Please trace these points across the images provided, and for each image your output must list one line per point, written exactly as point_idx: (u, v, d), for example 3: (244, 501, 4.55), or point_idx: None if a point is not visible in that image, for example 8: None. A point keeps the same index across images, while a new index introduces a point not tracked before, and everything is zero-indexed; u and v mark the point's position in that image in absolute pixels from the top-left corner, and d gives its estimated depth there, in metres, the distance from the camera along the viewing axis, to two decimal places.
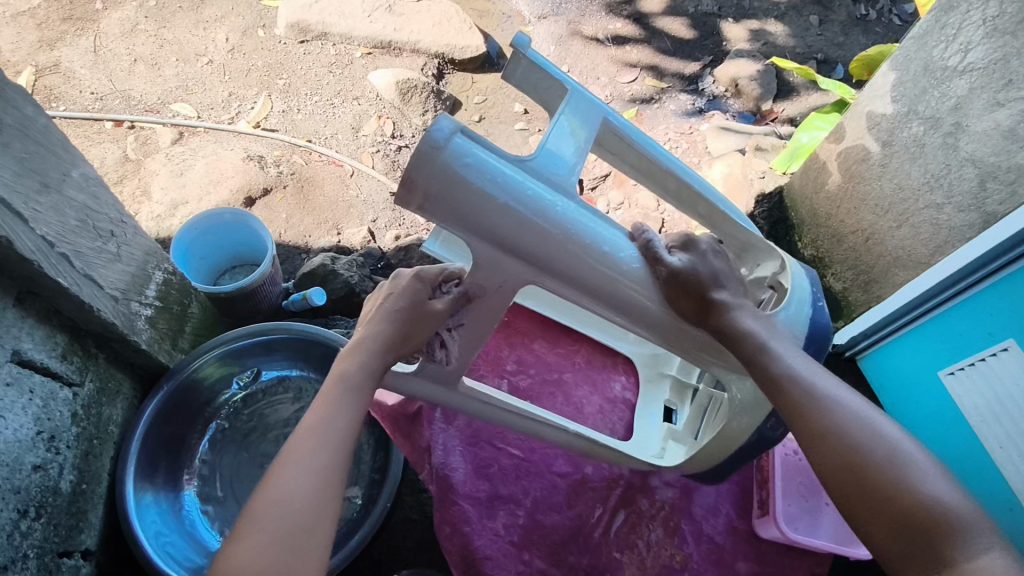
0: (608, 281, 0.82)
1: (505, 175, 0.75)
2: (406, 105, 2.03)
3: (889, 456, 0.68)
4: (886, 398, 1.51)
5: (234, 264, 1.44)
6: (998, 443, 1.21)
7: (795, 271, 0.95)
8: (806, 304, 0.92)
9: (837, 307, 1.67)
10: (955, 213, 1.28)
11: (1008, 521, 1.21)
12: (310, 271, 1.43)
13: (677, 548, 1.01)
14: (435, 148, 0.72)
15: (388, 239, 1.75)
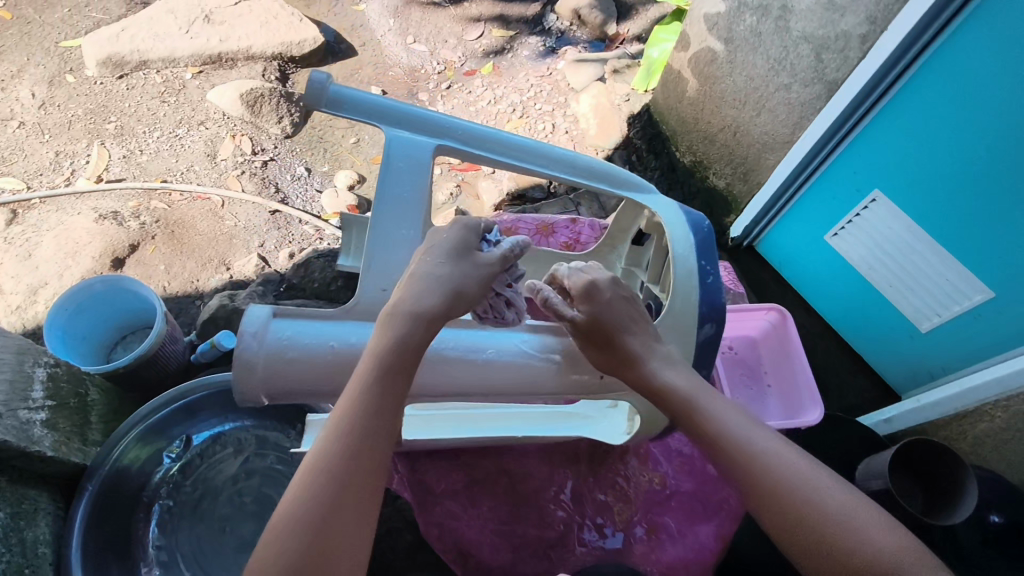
0: (481, 384, 0.84)
1: (334, 342, 0.77)
2: (258, 117, 1.91)
3: (842, 521, 0.64)
4: (787, 272, 1.63)
5: (124, 333, 1.32)
6: (887, 284, 1.34)
7: (682, 252, 0.92)
8: (694, 287, 0.91)
9: (724, 202, 1.75)
10: (802, 88, 1.36)
11: (909, 346, 1.38)
12: (211, 316, 1.39)
13: (653, 472, 1.07)
14: (252, 356, 0.74)
15: (282, 259, 1.67)
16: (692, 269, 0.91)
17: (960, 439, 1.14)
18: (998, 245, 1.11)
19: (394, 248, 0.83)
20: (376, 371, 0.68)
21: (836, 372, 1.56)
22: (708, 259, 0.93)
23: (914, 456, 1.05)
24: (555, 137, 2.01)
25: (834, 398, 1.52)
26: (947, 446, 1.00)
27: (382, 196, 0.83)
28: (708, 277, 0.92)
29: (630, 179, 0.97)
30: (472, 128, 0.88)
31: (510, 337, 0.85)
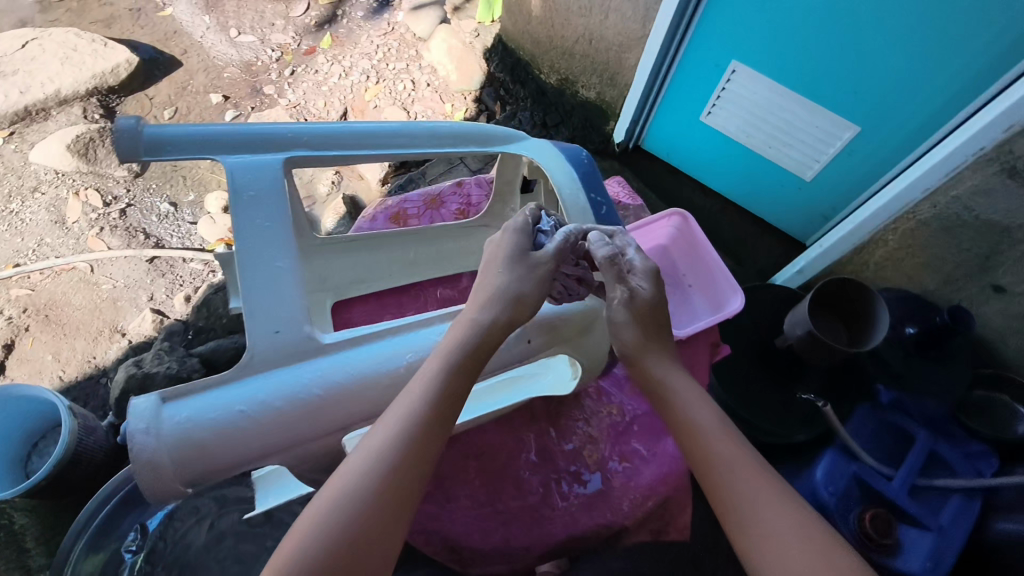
0: None
1: (242, 405, 0.65)
2: (96, 163, 1.74)
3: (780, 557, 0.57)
4: (676, 160, 1.67)
5: (34, 440, 1.20)
6: (767, 146, 1.40)
7: (571, 192, 0.92)
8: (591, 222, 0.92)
9: (599, 111, 1.74)
10: None
11: (799, 197, 1.46)
12: (124, 391, 1.30)
13: (609, 404, 1.06)
14: (151, 456, 0.61)
15: (179, 305, 1.56)
16: (584, 205, 0.92)
17: (864, 269, 1.25)
18: (855, 83, 1.16)
19: (273, 282, 0.71)
20: (444, 370, 0.68)
21: (747, 240, 1.64)
22: (596, 190, 0.94)
23: (829, 293, 1.11)
24: (419, 93, 1.93)
25: (747, 264, 1.62)
26: (855, 280, 1.06)
27: (243, 231, 0.72)
28: (600, 210, 0.93)
29: (495, 133, 0.93)
30: (316, 128, 0.81)
31: (425, 334, 0.76)
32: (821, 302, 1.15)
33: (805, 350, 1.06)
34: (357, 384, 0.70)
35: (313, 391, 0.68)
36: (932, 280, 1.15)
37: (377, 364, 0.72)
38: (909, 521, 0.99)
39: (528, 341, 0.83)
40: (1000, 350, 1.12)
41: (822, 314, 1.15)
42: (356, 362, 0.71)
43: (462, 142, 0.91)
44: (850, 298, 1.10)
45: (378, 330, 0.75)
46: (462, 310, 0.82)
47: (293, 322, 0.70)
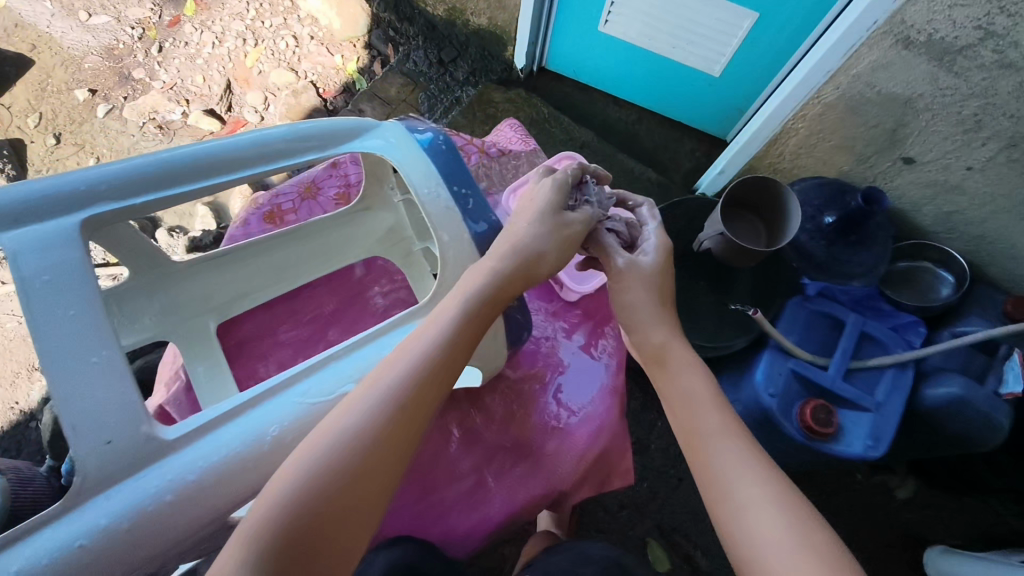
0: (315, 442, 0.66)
1: (84, 538, 0.53)
2: None
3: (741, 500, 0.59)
4: (583, 77, 1.58)
5: None
6: (671, 47, 1.33)
7: (428, 191, 0.81)
8: (459, 223, 0.81)
9: (495, 37, 1.60)
10: None
11: (713, 93, 1.42)
12: (51, 434, 1.23)
13: (543, 359, 1.03)
14: None
15: None
16: (447, 201, 0.81)
17: (781, 161, 1.22)
18: None
19: (91, 384, 0.57)
20: (443, 338, 0.63)
21: (667, 146, 1.58)
22: (457, 182, 0.84)
23: (741, 194, 1.10)
24: (304, 48, 1.81)
25: (673, 172, 1.57)
26: (765, 177, 1.04)
27: (40, 328, 0.57)
28: (464, 205, 0.83)
29: (341, 133, 0.80)
30: (122, 171, 0.68)
31: (287, 400, 0.66)
32: (735, 203, 1.13)
33: (726, 255, 1.05)
34: (223, 471, 0.60)
35: (176, 490, 0.57)
36: (846, 162, 1.13)
37: (237, 447, 0.61)
38: (847, 404, 1.03)
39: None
40: (918, 219, 1.12)
41: (736, 216, 1.14)
42: (219, 446, 0.61)
43: (302, 150, 0.77)
44: (762, 196, 1.08)
45: (235, 405, 0.64)
46: (331, 356, 0.71)
47: (124, 425, 0.57)
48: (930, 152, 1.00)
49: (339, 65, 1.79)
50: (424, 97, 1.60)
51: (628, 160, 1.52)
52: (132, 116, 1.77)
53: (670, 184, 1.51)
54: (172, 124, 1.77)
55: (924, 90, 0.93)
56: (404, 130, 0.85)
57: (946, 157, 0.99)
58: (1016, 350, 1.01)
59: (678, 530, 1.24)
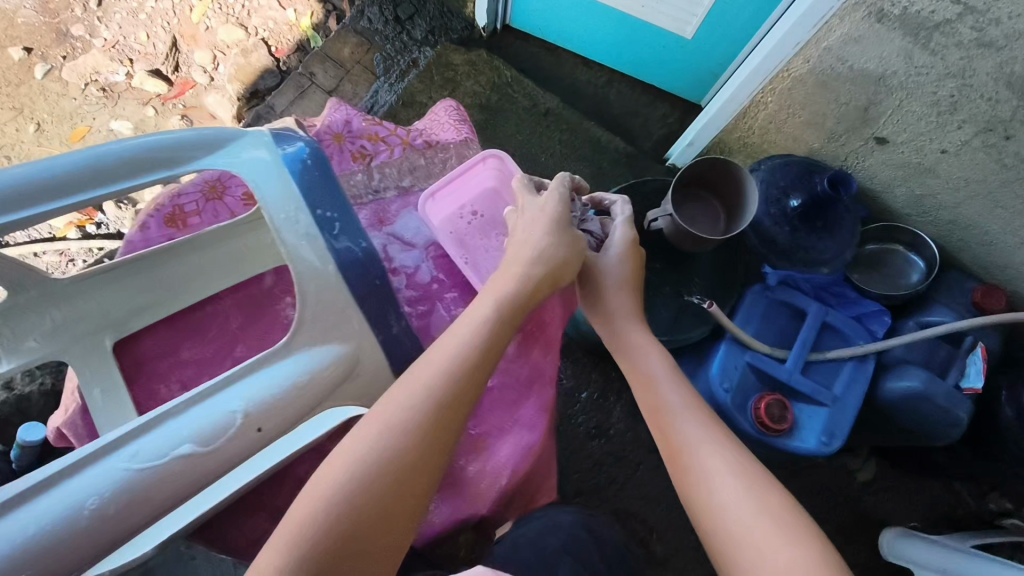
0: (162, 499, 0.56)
1: None
2: None
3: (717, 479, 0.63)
4: (550, 36, 1.48)
5: None
6: (640, 6, 1.23)
7: (288, 218, 0.72)
8: (322, 253, 0.72)
9: None
10: None
11: (684, 57, 1.32)
12: None
13: None
14: None
15: None
16: (307, 228, 0.72)
17: (749, 134, 1.14)
18: None
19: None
20: (455, 367, 0.60)
21: (638, 112, 1.49)
22: (321, 206, 0.74)
23: (699, 174, 1.02)
24: (253, 2, 1.69)
25: (643, 140, 1.48)
26: (725, 159, 0.97)
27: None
28: (327, 231, 0.74)
29: (191, 150, 0.69)
30: None
31: (113, 463, 0.55)
32: (695, 184, 1.05)
33: (680, 242, 0.99)
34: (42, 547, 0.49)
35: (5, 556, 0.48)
36: (816, 139, 1.05)
37: (56, 519, 0.51)
38: (803, 398, 1.00)
39: (258, 430, 0.63)
40: (889, 201, 1.06)
41: (696, 198, 1.06)
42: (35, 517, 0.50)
43: (146, 168, 0.66)
44: (721, 176, 1.01)
45: (53, 472, 0.53)
46: (167, 409, 0.60)
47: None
48: (903, 133, 0.93)
49: (291, 22, 1.67)
50: (378, 58, 1.49)
51: (595, 127, 1.43)
52: (72, 78, 1.66)
53: (639, 153, 1.43)
54: (115, 86, 1.66)
55: (897, 67, 0.85)
56: (267, 143, 0.74)
57: (920, 139, 0.92)
58: (979, 344, 0.98)
59: (635, 516, 1.23)
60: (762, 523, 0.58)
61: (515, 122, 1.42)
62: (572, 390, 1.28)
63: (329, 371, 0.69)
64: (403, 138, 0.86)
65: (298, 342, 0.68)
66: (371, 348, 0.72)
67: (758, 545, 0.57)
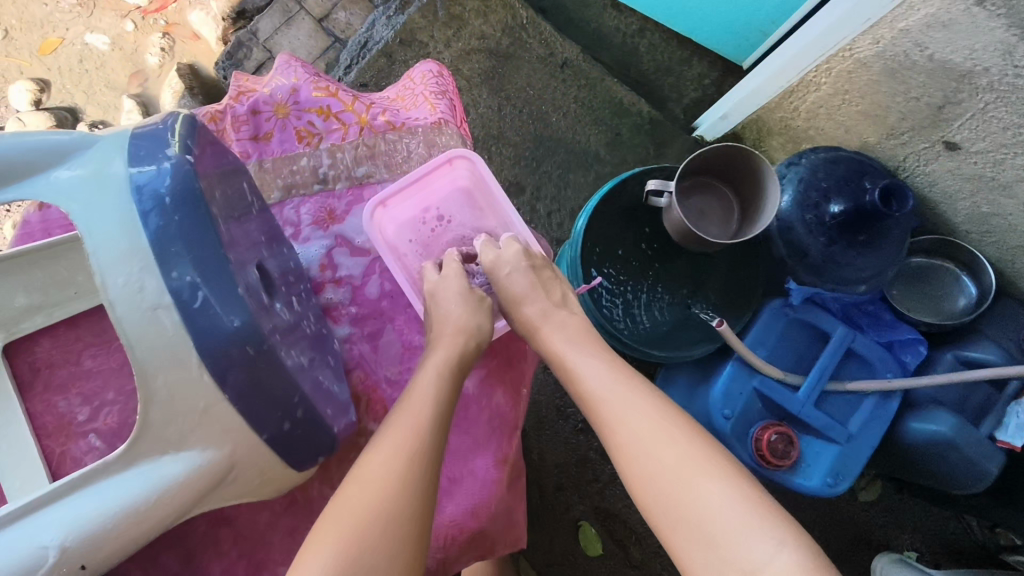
0: None
1: None
2: None
3: (632, 450, 0.55)
4: None
5: None
6: None
7: (124, 281, 0.39)
8: (162, 347, 0.39)
9: None
10: None
11: (727, 13, 1.13)
12: None
13: None
14: None
15: None
16: (155, 296, 0.39)
17: (794, 118, 0.97)
18: None
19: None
20: (392, 491, 0.48)
21: (670, 70, 1.30)
22: (181, 262, 0.40)
23: (706, 161, 0.88)
24: None
25: (672, 104, 1.30)
26: (749, 147, 0.82)
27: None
28: (188, 302, 0.40)
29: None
30: None
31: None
32: (698, 172, 0.91)
33: (680, 239, 0.85)
34: None
35: None
36: (872, 133, 0.89)
37: None
38: (813, 433, 0.88)
39: (82, 568, 0.39)
40: (948, 214, 0.91)
41: (696, 190, 0.92)
42: None
43: None
44: (735, 166, 0.87)
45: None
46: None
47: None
48: (980, 141, 0.77)
49: None
50: None
51: (619, 86, 1.25)
52: None
53: (666, 120, 1.25)
54: None
55: (991, 64, 0.69)
56: (123, 151, 0.42)
57: (999, 151, 0.77)
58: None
59: (617, 516, 1.10)
60: (677, 488, 0.52)
61: (527, 73, 1.25)
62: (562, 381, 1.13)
63: (203, 482, 0.43)
64: (360, 114, 0.73)
65: (146, 448, 0.40)
66: (259, 452, 0.46)
67: (681, 519, 0.51)
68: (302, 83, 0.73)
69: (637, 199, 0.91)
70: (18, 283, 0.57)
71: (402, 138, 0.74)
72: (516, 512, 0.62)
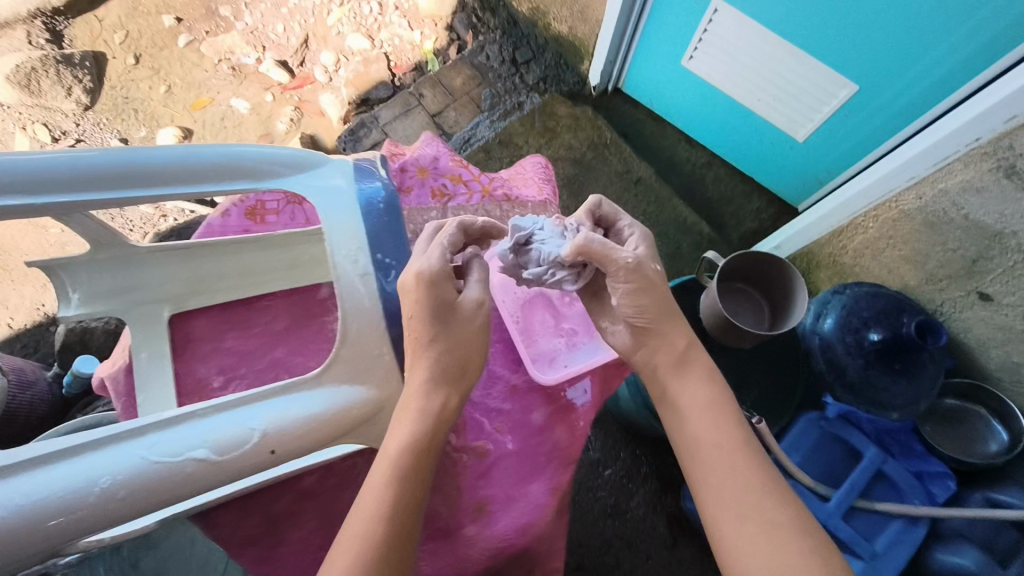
0: (155, 488, 0.55)
1: None
2: (40, 96, 1.67)
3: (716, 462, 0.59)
4: (658, 107, 1.47)
5: None
6: (755, 98, 1.21)
7: (347, 254, 0.69)
8: (364, 296, 0.68)
9: (574, 48, 1.48)
10: None
11: (789, 157, 1.30)
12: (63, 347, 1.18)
13: None
14: None
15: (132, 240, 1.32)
16: (363, 268, 0.69)
17: (842, 254, 1.08)
18: (855, 36, 0.96)
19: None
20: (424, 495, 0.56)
21: (731, 200, 1.45)
22: (382, 249, 0.71)
23: (750, 267, 1.00)
24: (386, 18, 1.75)
25: (731, 229, 1.44)
26: (786, 261, 0.95)
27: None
28: (381, 277, 0.69)
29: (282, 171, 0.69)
30: (16, 165, 0.58)
31: (133, 449, 0.55)
32: (737, 278, 1.04)
33: (710, 328, 0.95)
34: (33, 513, 0.49)
35: (10, 508, 0.49)
36: (912, 277, 0.99)
37: (69, 489, 0.51)
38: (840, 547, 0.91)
39: (271, 452, 0.60)
40: (981, 360, 0.98)
41: (733, 295, 1.04)
42: (41, 486, 0.50)
43: (228, 179, 0.67)
44: (774, 286, 1.00)
45: (64, 448, 0.52)
46: (190, 412, 0.59)
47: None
48: (1011, 295, 0.87)
49: (416, 44, 1.71)
50: (487, 94, 1.53)
51: (684, 207, 1.41)
52: (209, 53, 1.79)
53: (720, 240, 1.41)
54: (244, 68, 1.78)
55: (1019, 228, 0.80)
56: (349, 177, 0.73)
57: None
58: None
59: None
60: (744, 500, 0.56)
61: (602, 185, 1.43)
62: (597, 464, 1.18)
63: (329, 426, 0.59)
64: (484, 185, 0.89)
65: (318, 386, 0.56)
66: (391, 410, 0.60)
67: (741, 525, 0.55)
68: (443, 155, 0.89)
69: (682, 294, 1.03)
70: (184, 267, 0.70)
71: (514, 209, 0.88)
72: (560, 543, 0.68)
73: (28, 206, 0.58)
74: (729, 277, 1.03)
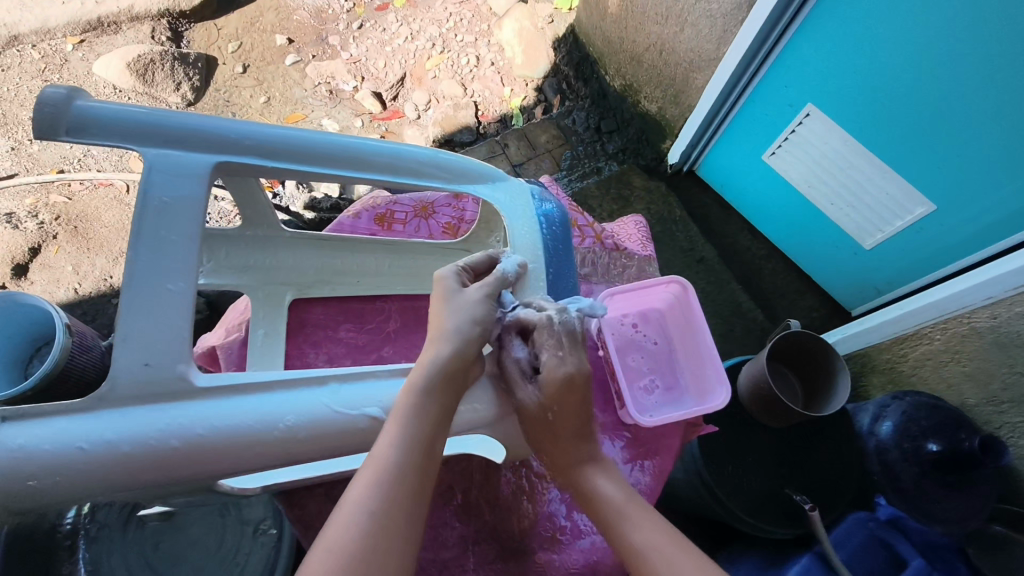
0: (331, 438, 0.59)
1: (84, 442, 0.52)
2: (151, 86, 1.75)
3: None
4: (728, 194, 1.54)
5: (36, 343, 1.10)
6: (829, 202, 1.27)
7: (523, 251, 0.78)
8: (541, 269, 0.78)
9: (658, 128, 1.58)
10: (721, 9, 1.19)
11: (851, 263, 1.34)
12: None
13: None
14: None
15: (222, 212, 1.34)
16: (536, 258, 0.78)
17: (901, 361, 1.11)
18: (946, 151, 1.01)
19: (160, 306, 0.57)
20: (422, 449, 0.56)
21: (787, 294, 1.49)
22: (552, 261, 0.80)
23: (807, 353, 1.06)
24: (481, 70, 1.81)
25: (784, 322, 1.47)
26: (831, 349, 1.00)
27: (138, 241, 0.58)
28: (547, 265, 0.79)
29: (469, 173, 0.79)
30: (263, 134, 0.68)
31: (315, 394, 0.60)
32: (792, 366, 1.11)
33: (752, 398, 1.03)
34: (225, 439, 0.55)
35: (208, 427, 0.55)
36: (972, 395, 1.01)
37: (259, 421, 0.57)
38: None
39: None
40: None
41: (786, 385, 1.11)
42: (232, 412, 0.56)
43: (427, 176, 0.76)
44: (818, 372, 1.05)
45: (257, 381, 0.59)
46: (366, 372, 0.64)
47: (169, 356, 0.56)
48: None
49: (505, 97, 1.78)
50: (567, 155, 1.64)
51: (741, 293, 1.48)
52: (311, 74, 1.87)
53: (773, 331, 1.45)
54: (341, 93, 1.84)
55: None
56: (523, 195, 0.82)
57: None
58: None
59: None
60: None
61: (667, 257, 1.52)
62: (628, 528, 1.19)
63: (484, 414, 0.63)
64: (596, 233, 1.06)
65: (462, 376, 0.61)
66: None
67: None
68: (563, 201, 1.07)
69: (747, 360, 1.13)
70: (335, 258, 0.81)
71: (621, 257, 1.06)
72: None
73: (252, 166, 0.68)
74: (789, 356, 1.09)
